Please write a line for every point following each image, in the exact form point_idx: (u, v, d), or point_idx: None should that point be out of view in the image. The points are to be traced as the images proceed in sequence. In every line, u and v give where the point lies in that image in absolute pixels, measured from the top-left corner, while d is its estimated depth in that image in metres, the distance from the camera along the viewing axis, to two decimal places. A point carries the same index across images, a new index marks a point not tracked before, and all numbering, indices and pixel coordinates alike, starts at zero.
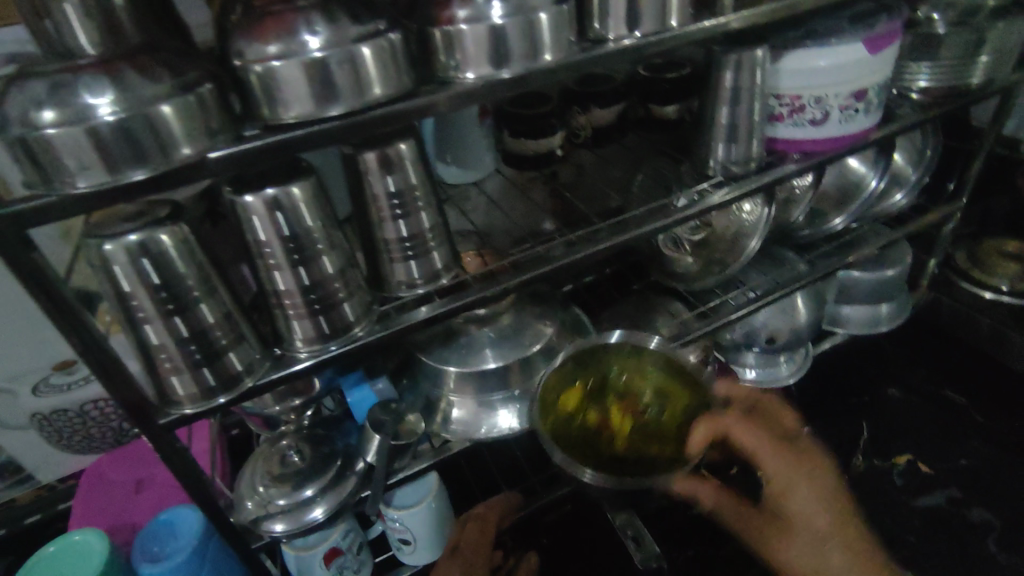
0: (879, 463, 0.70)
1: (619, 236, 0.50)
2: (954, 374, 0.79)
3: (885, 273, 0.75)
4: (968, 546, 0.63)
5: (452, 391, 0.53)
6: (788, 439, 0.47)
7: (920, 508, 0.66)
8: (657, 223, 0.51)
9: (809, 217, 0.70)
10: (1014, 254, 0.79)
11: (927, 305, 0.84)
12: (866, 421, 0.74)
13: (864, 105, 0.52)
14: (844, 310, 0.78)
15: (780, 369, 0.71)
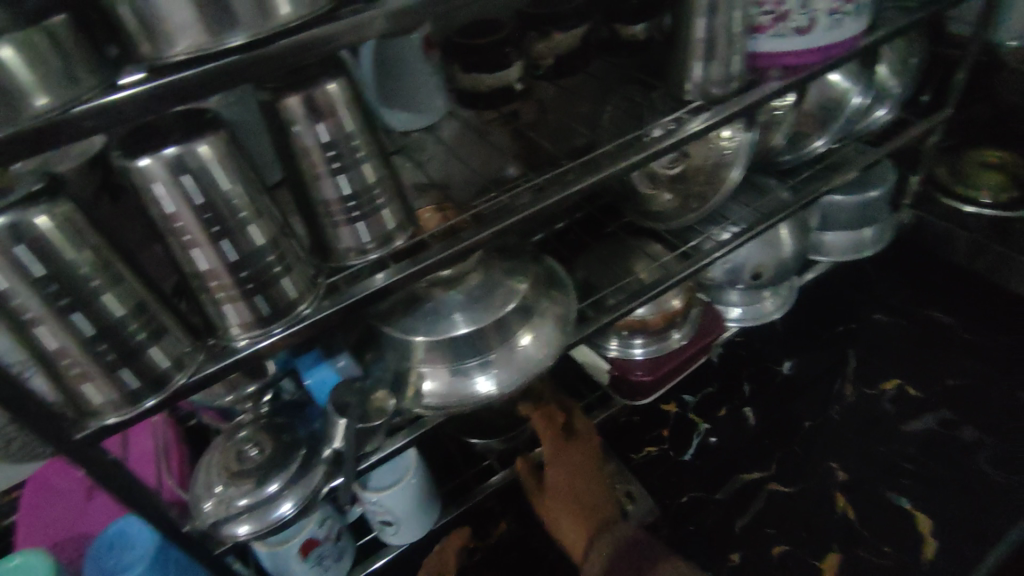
0: (868, 390, 0.69)
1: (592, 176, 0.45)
2: (940, 293, 0.77)
3: (867, 195, 0.72)
4: (963, 467, 0.61)
5: (423, 361, 0.48)
6: (572, 444, 0.56)
7: (912, 433, 0.64)
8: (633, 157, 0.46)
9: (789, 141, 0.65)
10: (996, 164, 0.78)
11: (911, 225, 0.83)
12: (851, 348, 0.73)
13: (852, 8, 0.47)
14: (827, 237, 0.75)
15: (766, 306, 0.70)
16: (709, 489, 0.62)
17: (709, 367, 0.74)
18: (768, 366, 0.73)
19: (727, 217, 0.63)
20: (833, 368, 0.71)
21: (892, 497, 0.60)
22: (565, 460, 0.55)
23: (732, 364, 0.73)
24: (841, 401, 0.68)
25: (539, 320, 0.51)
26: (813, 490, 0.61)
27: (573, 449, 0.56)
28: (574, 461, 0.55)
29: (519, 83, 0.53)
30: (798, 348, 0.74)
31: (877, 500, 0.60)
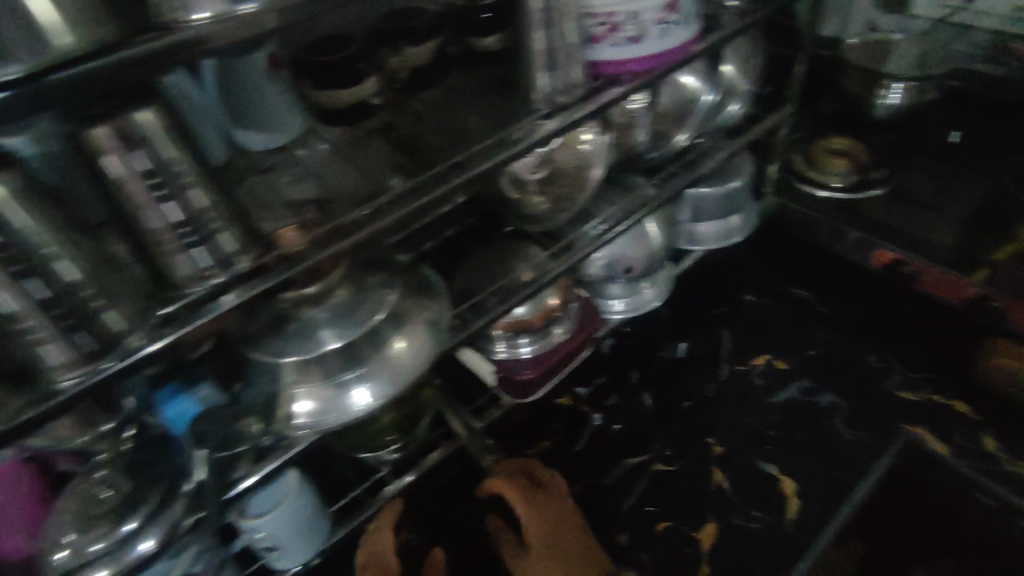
0: (741, 368, 0.75)
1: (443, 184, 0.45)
2: (805, 273, 0.85)
3: (728, 185, 0.78)
4: (824, 429, 0.67)
5: (295, 382, 0.47)
6: (540, 496, 0.60)
7: (777, 403, 0.70)
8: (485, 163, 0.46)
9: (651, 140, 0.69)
10: (841, 151, 0.86)
11: (775, 213, 0.88)
12: (726, 330, 0.80)
13: (678, 18, 0.50)
14: (695, 227, 0.80)
15: (645, 294, 0.74)
16: (598, 476, 0.66)
17: (600, 359, 0.78)
18: (652, 353, 0.78)
19: (596, 215, 0.66)
20: (711, 351, 0.77)
21: (761, 464, 0.65)
22: (542, 518, 0.58)
23: (620, 357, 0.78)
24: (717, 379, 0.74)
25: (411, 328, 0.51)
26: (694, 466, 0.66)
27: (543, 503, 0.59)
28: (547, 511, 0.59)
29: (375, 97, 0.54)
30: (679, 334, 0.80)
31: (749, 468, 0.65)
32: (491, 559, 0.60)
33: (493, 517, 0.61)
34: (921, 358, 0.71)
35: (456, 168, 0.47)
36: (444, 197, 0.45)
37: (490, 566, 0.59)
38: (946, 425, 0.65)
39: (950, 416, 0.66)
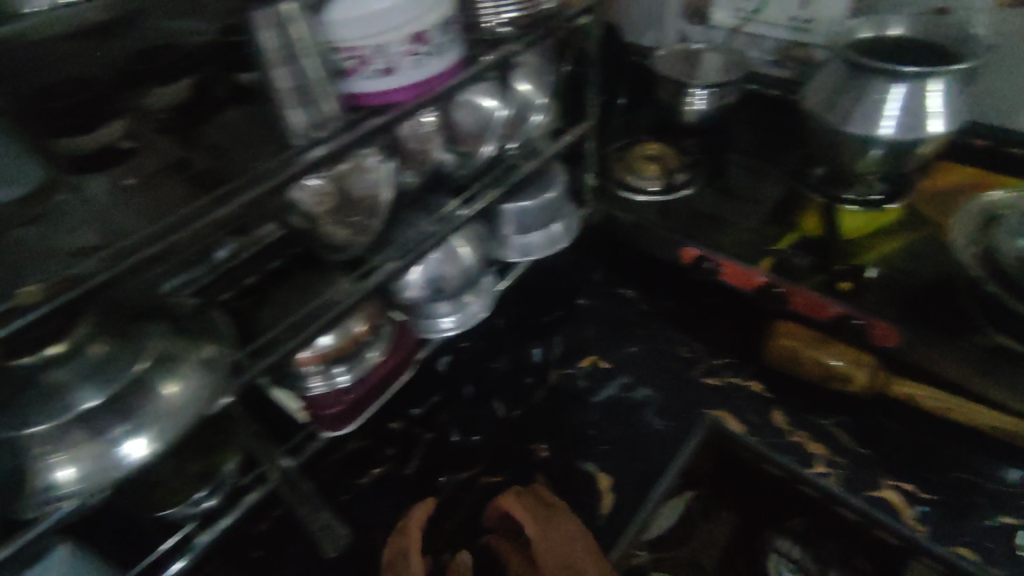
0: (567, 371, 0.79)
1: (177, 227, 0.40)
2: (630, 271, 0.90)
3: (544, 196, 0.82)
4: (637, 423, 0.72)
5: (44, 450, 0.42)
6: (552, 518, 0.64)
7: (598, 402, 0.75)
8: (247, 195, 0.42)
9: (457, 162, 0.71)
10: (652, 156, 0.94)
11: (603, 221, 0.90)
12: (558, 335, 0.84)
13: (430, 49, 0.51)
14: (516, 238, 0.83)
15: (471, 309, 0.75)
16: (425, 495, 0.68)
17: (434, 377, 0.80)
18: (484, 365, 0.81)
19: (399, 238, 0.66)
20: (540, 357, 0.81)
21: (580, 463, 0.69)
22: (552, 540, 0.62)
23: (456, 371, 0.80)
24: (544, 384, 0.78)
25: (186, 372, 0.47)
26: (518, 475, 0.69)
27: (552, 525, 0.63)
28: (557, 533, 0.63)
29: (125, 141, 0.51)
30: (512, 344, 0.83)
31: (567, 469, 0.69)
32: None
33: (496, 539, 0.66)
34: (723, 345, 0.79)
35: (225, 192, 0.43)
36: (201, 233, 0.40)
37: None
38: (742, 406, 0.72)
39: (743, 396, 0.73)
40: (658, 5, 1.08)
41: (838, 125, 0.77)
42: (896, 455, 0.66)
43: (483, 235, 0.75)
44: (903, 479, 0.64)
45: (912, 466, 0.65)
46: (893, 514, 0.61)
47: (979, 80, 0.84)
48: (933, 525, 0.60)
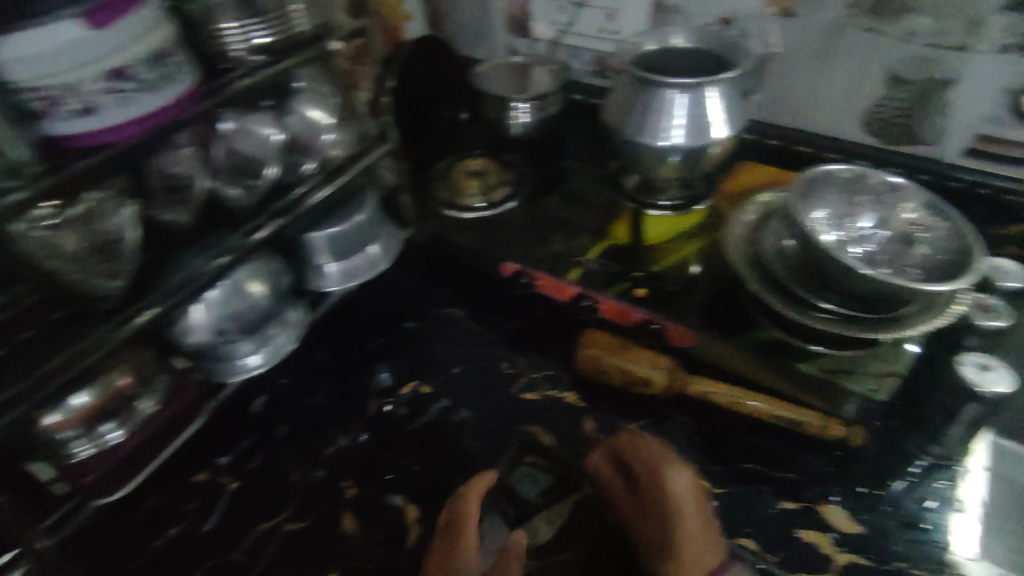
0: (388, 400, 0.77)
1: None
2: (461, 290, 0.89)
3: (353, 221, 0.80)
4: (451, 447, 0.71)
5: None
6: (667, 465, 0.61)
7: (415, 429, 0.74)
8: None
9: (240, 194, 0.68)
10: (475, 172, 0.94)
11: (432, 241, 0.89)
12: (382, 363, 0.82)
13: (135, 84, 0.48)
14: (327, 266, 0.80)
15: (279, 340, 0.73)
16: (224, 550, 0.64)
17: (247, 419, 0.76)
18: (302, 401, 0.78)
19: (173, 276, 0.62)
20: (361, 388, 0.79)
21: (389, 497, 0.68)
22: (685, 495, 0.59)
23: (272, 410, 0.77)
24: (363, 418, 0.76)
25: None
26: (325, 516, 0.67)
27: (666, 471, 0.61)
28: (671, 482, 0.60)
29: None
30: (333, 377, 0.81)
31: (376, 505, 0.67)
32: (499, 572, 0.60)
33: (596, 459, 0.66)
34: (544, 358, 0.79)
35: None
36: None
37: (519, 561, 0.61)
38: (556, 418, 0.72)
39: (559, 409, 0.73)
40: (483, 21, 1.09)
41: (633, 136, 0.80)
42: (693, 452, 0.68)
43: (277, 267, 0.72)
44: (699, 476, 0.66)
45: (707, 460, 0.67)
46: None
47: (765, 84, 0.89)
48: (722, 518, 0.62)
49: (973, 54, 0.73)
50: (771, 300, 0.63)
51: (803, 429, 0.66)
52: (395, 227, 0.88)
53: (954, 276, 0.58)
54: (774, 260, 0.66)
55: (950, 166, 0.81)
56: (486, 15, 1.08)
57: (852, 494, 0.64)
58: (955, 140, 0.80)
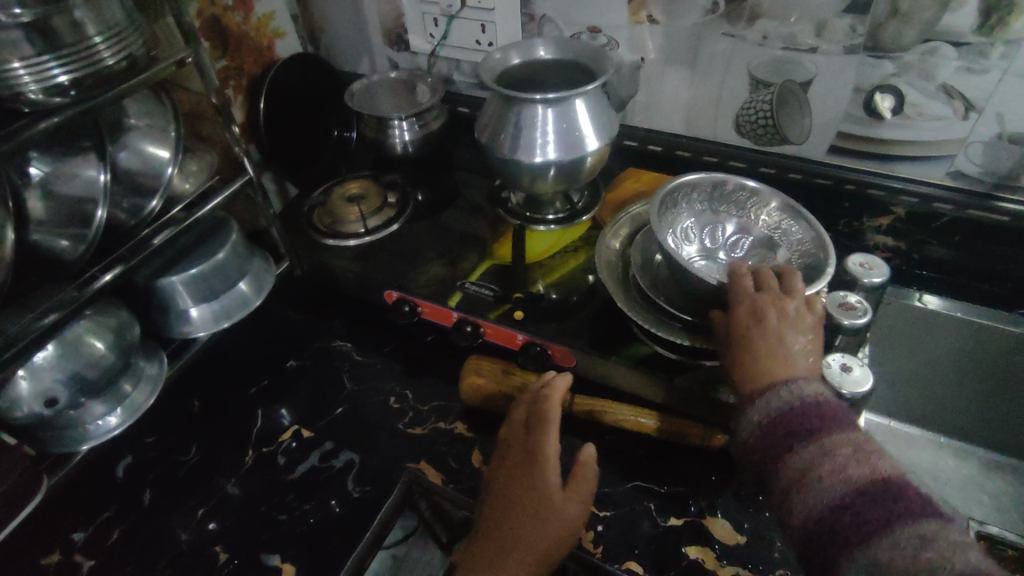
0: (266, 449, 0.72)
1: None
2: (348, 321, 0.85)
3: (215, 257, 0.74)
4: (332, 496, 0.67)
5: None
6: (766, 292, 0.58)
7: (294, 478, 0.69)
8: None
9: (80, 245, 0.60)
10: (354, 196, 0.90)
11: (316, 271, 0.85)
12: (260, 407, 0.76)
13: None
14: (192, 310, 0.74)
15: (135, 396, 0.68)
16: None
17: (109, 486, 0.70)
18: (172, 459, 0.72)
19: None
20: (236, 438, 0.73)
21: (265, 557, 0.63)
22: (776, 315, 0.56)
23: (136, 473, 0.71)
24: (238, 471, 0.70)
25: None
26: None
27: (760, 297, 0.58)
28: (762, 303, 0.57)
29: None
30: (205, 429, 0.74)
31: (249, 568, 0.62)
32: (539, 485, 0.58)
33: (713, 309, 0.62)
34: (435, 388, 0.76)
35: None
36: None
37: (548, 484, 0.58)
38: (444, 451, 0.69)
39: (447, 440, 0.70)
40: (360, 35, 1.05)
41: (510, 154, 0.78)
42: None
43: (120, 319, 0.66)
44: None
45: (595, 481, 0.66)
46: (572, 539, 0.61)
47: (640, 91, 0.89)
48: (607, 544, 0.60)
49: (824, 55, 0.75)
50: (632, 313, 0.64)
51: (688, 437, 0.66)
52: (271, 261, 0.83)
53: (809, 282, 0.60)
54: (641, 280, 0.68)
55: (816, 164, 0.84)
56: (364, 31, 1.04)
57: (736, 503, 0.63)
58: (819, 139, 0.82)
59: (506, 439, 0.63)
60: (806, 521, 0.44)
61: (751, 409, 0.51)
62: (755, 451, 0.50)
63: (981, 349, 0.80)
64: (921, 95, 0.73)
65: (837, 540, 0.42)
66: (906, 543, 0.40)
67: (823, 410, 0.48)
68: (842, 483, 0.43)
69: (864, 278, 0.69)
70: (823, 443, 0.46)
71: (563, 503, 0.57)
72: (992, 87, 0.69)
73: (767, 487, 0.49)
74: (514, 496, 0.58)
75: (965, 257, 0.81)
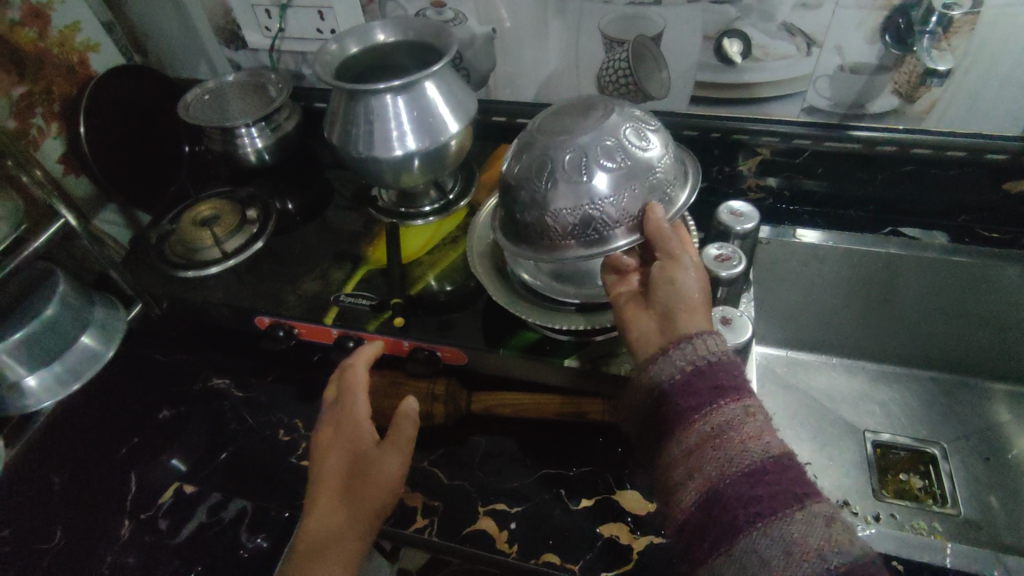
0: (146, 515, 0.65)
1: None
2: (224, 355, 0.78)
3: (40, 314, 0.66)
4: (224, 555, 0.61)
5: None
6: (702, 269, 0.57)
7: (182, 541, 0.63)
8: None
9: None
10: (206, 217, 0.82)
11: (179, 305, 0.77)
12: (133, 469, 0.69)
13: None
14: (28, 379, 0.65)
15: None
16: None
17: None
18: (35, 549, 0.63)
19: None
20: (109, 511, 0.66)
21: None
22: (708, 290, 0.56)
23: None
24: (115, 546, 0.63)
25: None
26: None
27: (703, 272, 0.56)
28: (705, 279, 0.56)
29: None
30: (73, 506, 0.66)
31: None
32: (349, 444, 0.58)
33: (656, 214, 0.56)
34: None
35: None
36: None
37: (359, 440, 0.58)
38: None
39: None
40: (189, 37, 0.95)
41: (367, 152, 0.72)
42: (489, 473, 0.64)
43: None
44: (496, 500, 0.61)
45: (502, 480, 0.63)
46: (485, 545, 0.58)
47: (499, 63, 0.86)
48: (521, 542, 0.58)
49: (668, 7, 0.74)
50: (506, 303, 0.62)
51: (586, 415, 0.65)
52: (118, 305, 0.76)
53: None
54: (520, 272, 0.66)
55: (682, 115, 0.84)
56: (192, 33, 0.94)
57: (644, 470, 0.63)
58: (680, 91, 0.82)
59: (322, 421, 0.61)
60: (717, 481, 0.41)
61: (667, 357, 0.48)
62: (670, 395, 0.46)
63: (855, 274, 0.83)
64: (765, 36, 0.73)
65: (750, 507, 0.40)
66: (815, 521, 0.38)
67: (738, 369, 0.47)
68: (759, 451, 0.42)
69: (736, 226, 0.69)
70: (744, 404, 0.44)
71: (383, 462, 0.56)
72: (829, 20, 0.70)
73: (666, 445, 0.45)
74: (332, 478, 0.56)
75: (827, 186, 0.84)
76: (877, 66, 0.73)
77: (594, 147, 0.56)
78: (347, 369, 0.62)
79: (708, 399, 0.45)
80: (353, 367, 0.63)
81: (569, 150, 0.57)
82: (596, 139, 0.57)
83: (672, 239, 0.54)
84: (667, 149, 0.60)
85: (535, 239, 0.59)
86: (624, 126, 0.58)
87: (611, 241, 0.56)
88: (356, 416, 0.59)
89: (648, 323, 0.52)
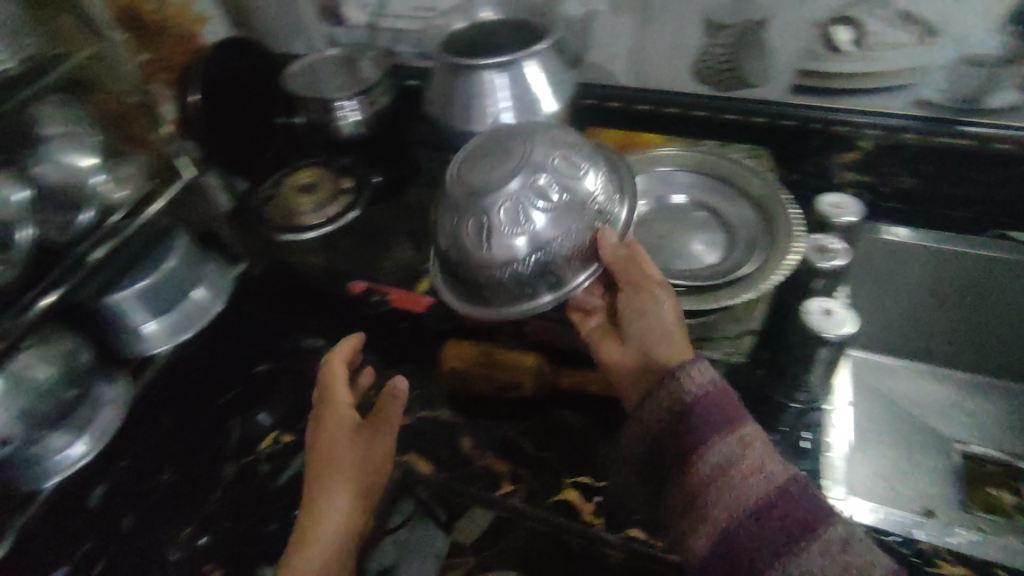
0: (247, 459, 0.69)
1: None
2: (316, 317, 0.81)
3: (164, 266, 0.71)
4: None
5: None
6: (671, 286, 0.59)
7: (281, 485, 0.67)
8: None
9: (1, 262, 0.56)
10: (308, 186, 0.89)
11: (277, 266, 0.80)
12: (235, 416, 0.73)
13: None
14: (148, 324, 0.70)
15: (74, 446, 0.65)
16: None
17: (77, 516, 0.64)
18: (148, 483, 0.67)
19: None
20: (213, 453, 0.70)
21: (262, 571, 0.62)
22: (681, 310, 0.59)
23: (114, 501, 0.65)
24: (220, 485, 0.67)
25: None
26: None
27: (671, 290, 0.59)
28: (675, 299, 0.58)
29: None
30: (179, 446, 0.70)
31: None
32: (340, 433, 0.60)
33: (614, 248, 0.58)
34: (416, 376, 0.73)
35: None
36: None
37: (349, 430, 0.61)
38: (433, 442, 0.67)
39: (433, 428, 0.68)
40: (291, 12, 0.98)
41: (464, 127, 0.74)
42: (574, 447, 0.64)
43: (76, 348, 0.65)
44: (581, 473, 0.62)
45: (585, 454, 0.64)
46: (571, 515, 0.59)
47: (594, 44, 0.86)
48: (606, 515, 0.59)
49: None
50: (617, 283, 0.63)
51: None
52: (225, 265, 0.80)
53: (765, 248, 0.63)
54: None
55: (779, 104, 0.82)
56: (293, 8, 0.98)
57: None
58: (781, 79, 0.80)
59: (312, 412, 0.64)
60: (726, 525, 0.43)
61: (654, 400, 0.51)
62: (665, 439, 0.49)
63: (952, 276, 0.80)
64: (878, 23, 0.71)
65: (766, 549, 0.41)
66: (831, 548, 0.41)
67: (728, 398, 0.49)
68: (763, 483, 0.44)
69: (837, 218, 0.68)
70: (738, 436, 0.46)
71: (370, 450, 0.60)
72: (951, 7, 0.67)
73: (672, 482, 0.48)
74: (325, 467, 0.59)
75: (929, 185, 0.80)
76: (1001, 58, 0.69)
77: (525, 194, 0.57)
78: (329, 362, 0.65)
79: (705, 438, 0.46)
80: (337, 359, 0.65)
81: (500, 203, 0.57)
82: (522, 188, 0.57)
83: (636, 269, 0.58)
84: (597, 169, 0.61)
85: (494, 297, 0.59)
86: (550, 159, 0.59)
87: (569, 280, 0.58)
88: (341, 408, 0.62)
89: (626, 359, 0.58)
